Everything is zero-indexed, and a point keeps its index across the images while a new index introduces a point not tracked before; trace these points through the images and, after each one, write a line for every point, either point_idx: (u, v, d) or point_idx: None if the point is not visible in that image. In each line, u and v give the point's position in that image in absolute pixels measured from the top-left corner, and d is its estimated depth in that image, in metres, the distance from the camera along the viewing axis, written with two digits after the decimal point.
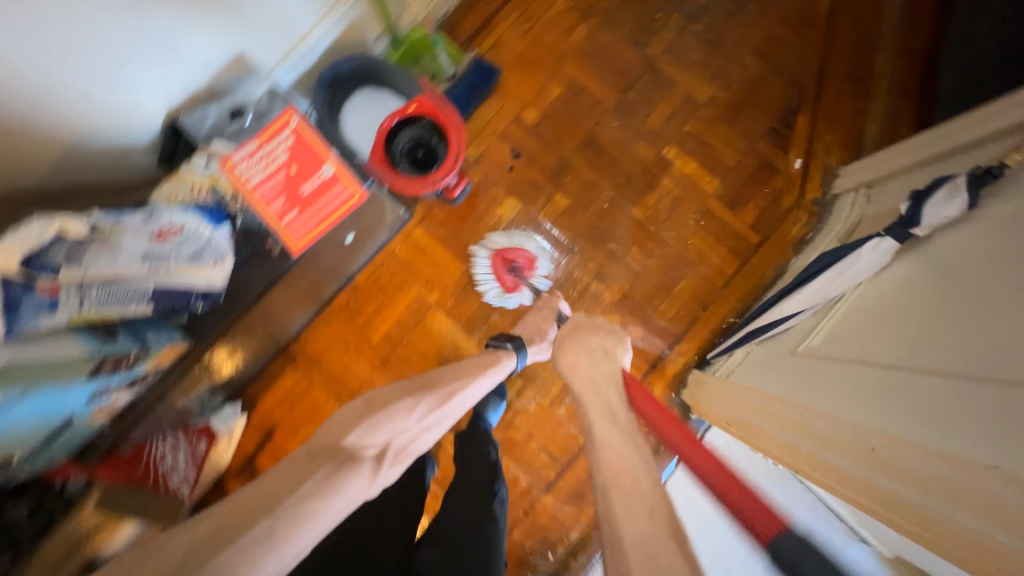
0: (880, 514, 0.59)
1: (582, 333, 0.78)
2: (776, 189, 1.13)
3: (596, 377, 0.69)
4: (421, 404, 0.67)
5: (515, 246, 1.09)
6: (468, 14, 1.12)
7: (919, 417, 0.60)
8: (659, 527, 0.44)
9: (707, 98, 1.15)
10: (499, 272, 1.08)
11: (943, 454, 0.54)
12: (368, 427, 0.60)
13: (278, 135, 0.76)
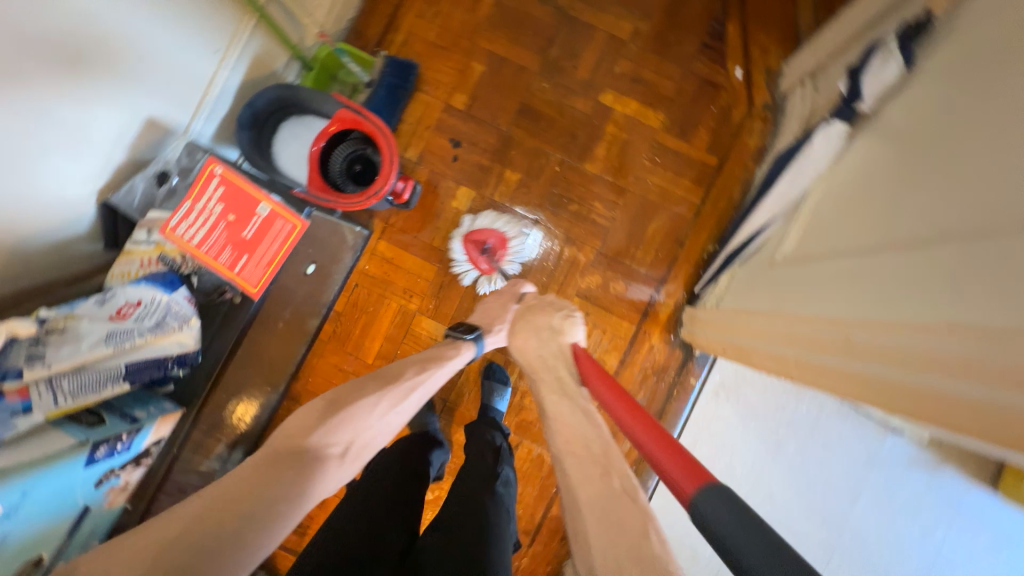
0: (865, 399, 0.57)
1: (537, 314, 0.78)
2: (723, 105, 1.10)
3: (549, 358, 0.71)
4: (387, 401, 0.66)
5: (488, 228, 1.08)
6: (370, 17, 1.10)
7: (887, 291, 0.58)
8: (609, 485, 0.47)
9: (630, 33, 1.11)
10: (473, 254, 1.08)
11: (910, 326, 0.53)
12: (333, 429, 0.59)
13: (208, 188, 0.77)
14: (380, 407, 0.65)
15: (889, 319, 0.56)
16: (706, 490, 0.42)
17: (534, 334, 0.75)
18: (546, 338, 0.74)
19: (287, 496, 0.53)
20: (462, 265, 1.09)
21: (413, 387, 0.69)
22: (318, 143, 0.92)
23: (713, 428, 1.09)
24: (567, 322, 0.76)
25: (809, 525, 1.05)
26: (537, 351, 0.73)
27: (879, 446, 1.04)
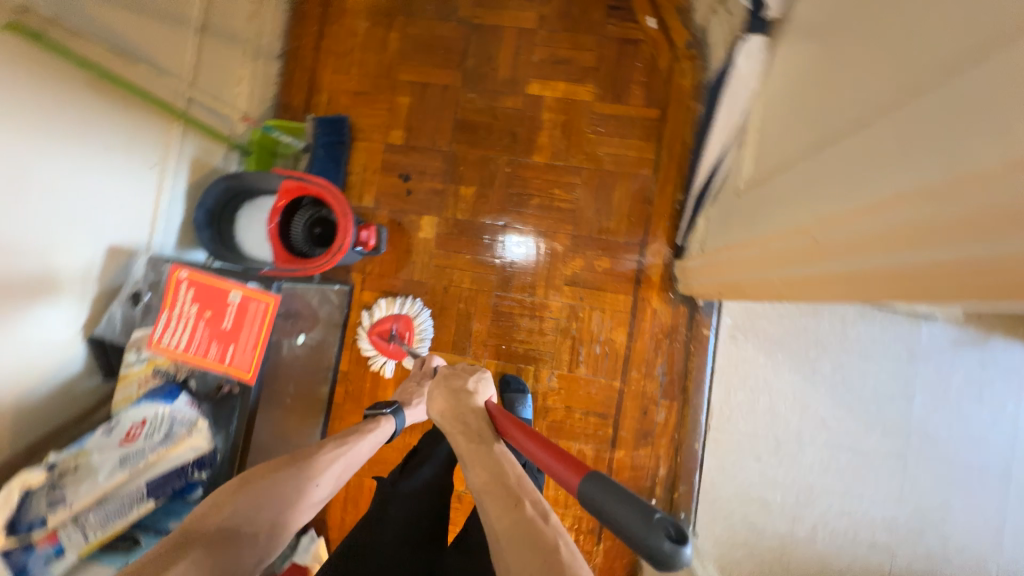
0: (855, 296, 0.53)
1: (448, 379, 0.77)
2: (647, 58, 1.09)
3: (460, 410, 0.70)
4: (303, 477, 0.68)
5: (387, 317, 1.09)
6: (291, 87, 1.13)
7: (832, 183, 0.55)
8: (523, 515, 0.54)
9: (537, 20, 1.12)
10: (381, 345, 1.09)
11: (854, 210, 0.49)
12: (242, 513, 0.62)
13: (179, 293, 0.79)
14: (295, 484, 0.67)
15: (828, 214, 0.54)
16: (587, 482, 0.50)
17: (445, 399, 0.73)
18: (454, 390, 0.74)
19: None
20: (378, 360, 1.09)
21: (332, 460, 0.72)
22: (274, 219, 0.93)
23: (742, 371, 1.05)
24: (472, 377, 0.77)
25: (874, 437, 1.02)
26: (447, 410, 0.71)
27: (917, 337, 1.01)
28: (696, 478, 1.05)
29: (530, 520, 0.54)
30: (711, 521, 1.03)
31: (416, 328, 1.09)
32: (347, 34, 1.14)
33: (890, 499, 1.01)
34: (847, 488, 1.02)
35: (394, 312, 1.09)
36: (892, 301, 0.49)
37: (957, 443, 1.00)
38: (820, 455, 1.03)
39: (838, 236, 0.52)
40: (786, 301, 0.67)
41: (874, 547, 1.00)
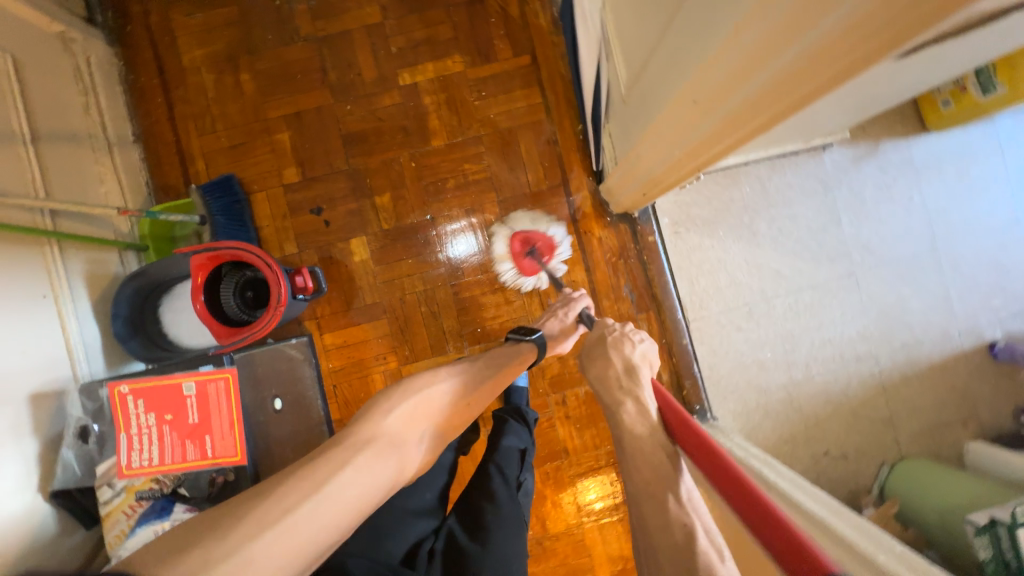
0: (754, 132, 0.56)
1: (616, 346, 0.78)
2: (498, 12, 1.10)
3: (640, 409, 0.70)
4: (450, 388, 0.76)
5: (535, 230, 1.10)
6: (162, 167, 1.06)
7: (680, 50, 0.57)
8: (697, 549, 0.54)
9: (380, 11, 1.10)
10: (520, 255, 1.09)
11: (705, 61, 0.50)
12: (402, 419, 0.67)
13: (130, 411, 0.73)
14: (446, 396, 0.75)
15: (684, 81, 0.56)
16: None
17: (613, 384, 0.75)
18: (625, 364, 0.76)
19: (355, 477, 0.56)
20: (501, 264, 1.10)
21: (478, 376, 0.80)
22: (197, 297, 0.88)
23: (696, 260, 1.11)
24: (649, 361, 0.78)
25: (824, 268, 1.12)
26: (630, 408, 0.71)
27: (824, 168, 1.11)
28: (696, 370, 1.12)
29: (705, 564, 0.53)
30: (723, 401, 1.12)
31: (557, 253, 1.10)
32: (196, 92, 1.08)
33: (857, 313, 1.12)
34: (819, 321, 1.12)
35: (546, 230, 1.10)
36: (784, 120, 0.52)
37: (889, 243, 1.12)
38: (788, 303, 1.12)
39: (700, 93, 0.55)
40: (704, 169, 0.70)
41: (858, 358, 1.13)
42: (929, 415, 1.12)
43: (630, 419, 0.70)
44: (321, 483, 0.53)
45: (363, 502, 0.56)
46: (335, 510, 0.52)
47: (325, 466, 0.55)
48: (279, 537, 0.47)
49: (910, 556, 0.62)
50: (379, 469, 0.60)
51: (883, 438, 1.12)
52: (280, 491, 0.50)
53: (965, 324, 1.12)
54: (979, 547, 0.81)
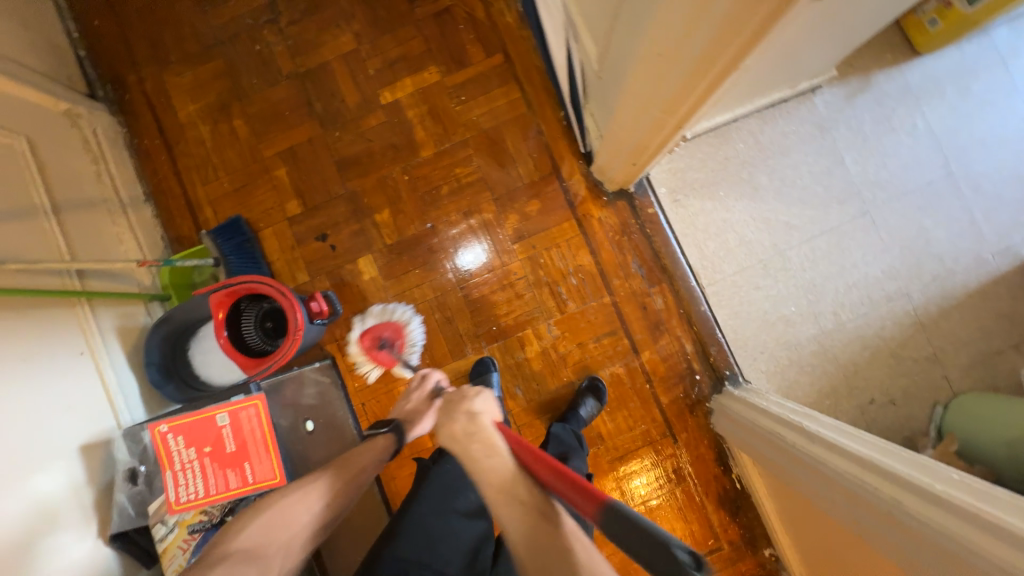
0: (722, 77, 0.55)
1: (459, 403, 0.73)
2: (465, 17, 1.13)
3: (486, 447, 0.64)
4: (310, 492, 0.73)
5: (380, 323, 1.10)
6: (174, 219, 1.12)
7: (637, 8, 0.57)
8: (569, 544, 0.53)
9: (354, 38, 1.15)
10: (372, 353, 1.10)
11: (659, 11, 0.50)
12: (254, 535, 0.67)
13: (171, 448, 0.77)
14: (310, 498, 0.73)
15: (646, 34, 0.55)
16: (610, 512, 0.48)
17: (461, 436, 0.67)
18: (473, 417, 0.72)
19: None
20: (361, 363, 1.11)
21: (340, 472, 0.77)
22: (221, 332, 0.92)
23: (701, 224, 1.10)
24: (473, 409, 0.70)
25: (836, 211, 1.08)
26: (476, 450, 0.64)
27: (816, 111, 1.09)
28: (719, 334, 1.09)
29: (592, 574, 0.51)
30: (753, 362, 1.09)
31: (408, 339, 1.10)
32: (195, 144, 1.14)
33: (880, 251, 1.08)
34: (840, 266, 1.09)
35: (389, 322, 1.10)
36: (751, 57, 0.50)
37: (900, 175, 1.08)
38: (803, 253, 1.09)
39: (662, 42, 0.54)
40: (684, 125, 0.69)
41: (889, 298, 1.08)
42: (977, 345, 1.07)
43: (477, 454, 0.63)
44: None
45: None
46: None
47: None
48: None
49: (968, 480, 0.55)
50: None
51: (931, 376, 1.07)
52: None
53: (999, 245, 1.07)
54: None
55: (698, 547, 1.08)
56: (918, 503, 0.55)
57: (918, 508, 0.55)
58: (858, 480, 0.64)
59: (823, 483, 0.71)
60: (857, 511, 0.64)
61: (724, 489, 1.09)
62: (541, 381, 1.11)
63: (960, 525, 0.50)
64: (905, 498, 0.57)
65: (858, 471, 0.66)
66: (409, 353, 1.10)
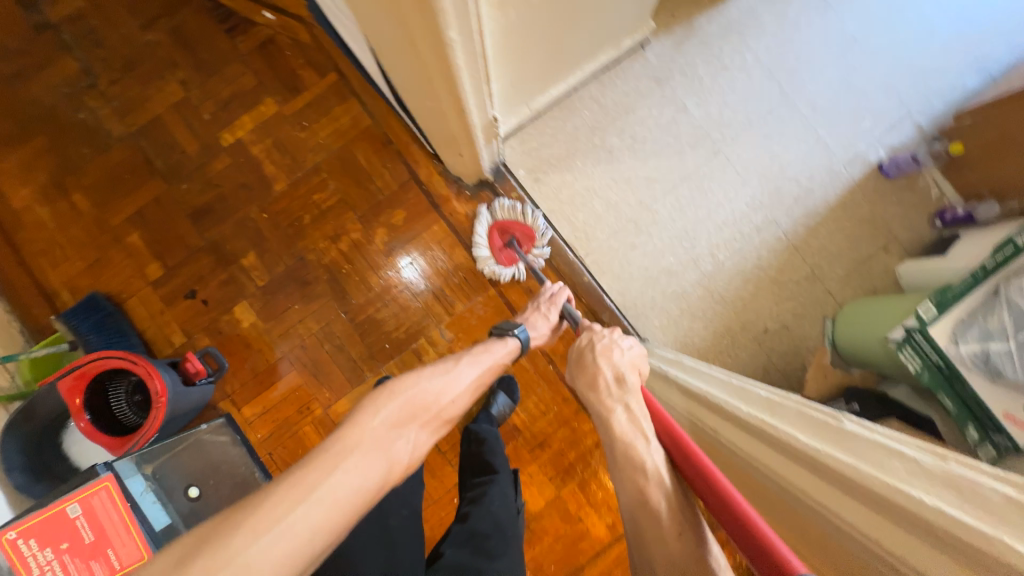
0: (452, 63, 0.55)
1: (605, 354, 0.67)
2: (290, 43, 1.11)
3: (633, 421, 0.58)
4: (444, 376, 0.65)
5: (516, 221, 1.08)
6: (29, 310, 1.06)
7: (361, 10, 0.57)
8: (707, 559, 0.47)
9: (182, 86, 1.11)
10: (497, 242, 1.08)
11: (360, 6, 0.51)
12: (391, 417, 0.56)
13: (23, 555, 0.71)
14: (448, 389, 0.65)
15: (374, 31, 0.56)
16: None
17: (603, 391, 0.62)
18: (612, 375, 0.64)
19: (334, 487, 0.47)
20: (479, 249, 1.07)
21: (475, 368, 0.69)
22: (81, 418, 0.87)
23: (566, 197, 1.10)
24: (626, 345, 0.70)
25: (690, 157, 1.10)
26: (624, 419, 0.58)
27: (649, 65, 1.11)
28: (609, 301, 1.09)
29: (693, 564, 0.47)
30: (647, 320, 1.09)
31: (535, 243, 1.08)
32: (37, 228, 1.08)
33: (740, 186, 1.11)
34: (706, 208, 1.10)
35: (526, 219, 1.08)
36: (456, 37, 0.51)
37: (741, 110, 1.11)
38: (669, 204, 1.10)
39: (382, 33, 0.54)
40: (469, 110, 0.69)
41: (759, 228, 1.10)
42: (849, 255, 1.10)
43: (622, 426, 0.57)
44: (309, 487, 0.46)
45: (355, 500, 0.48)
46: (326, 515, 0.45)
47: (317, 466, 0.48)
48: (273, 539, 0.42)
49: (774, 399, 0.63)
50: (367, 475, 0.50)
51: (815, 294, 1.10)
52: (265, 502, 0.44)
53: (847, 155, 1.11)
54: (907, 361, 0.77)
55: None
56: (809, 480, 0.50)
57: (758, 453, 0.56)
58: (726, 436, 0.61)
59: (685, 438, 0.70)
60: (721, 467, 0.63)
61: None
62: None
63: (801, 475, 0.51)
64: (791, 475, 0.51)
65: (714, 419, 0.64)
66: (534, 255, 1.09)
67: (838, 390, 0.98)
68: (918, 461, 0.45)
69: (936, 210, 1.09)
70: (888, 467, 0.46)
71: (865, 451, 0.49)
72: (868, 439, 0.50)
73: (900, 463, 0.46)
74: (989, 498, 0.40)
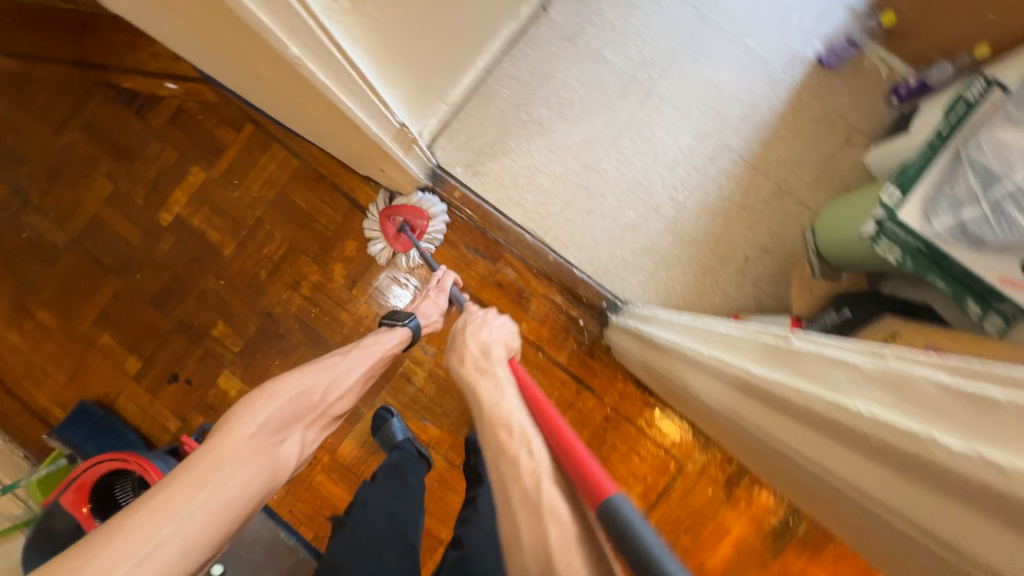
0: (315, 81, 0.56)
1: (472, 334, 0.68)
2: (199, 107, 1.10)
3: (496, 386, 0.56)
4: (325, 374, 0.67)
5: (405, 207, 1.03)
6: (27, 434, 1.08)
7: (225, 61, 0.58)
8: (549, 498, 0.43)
9: (109, 179, 1.10)
10: (389, 231, 1.05)
11: (214, 45, 0.53)
12: (266, 422, 0.58)
13: None
14: (333, 386, 0.67)
15: (241, 69, 0.57)
16: (601, 511, 0.36)
17: (470, 364, 0.62)
18: (480, 350, 0.64)
19: (205, 501, 0.49)
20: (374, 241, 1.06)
21: (360, 363, 0.71)
22: (91, 525, 0.88)
23: (509, 182, 1.07)
24: (500, 324, 0.72)
25: (623, 106, 1.06)
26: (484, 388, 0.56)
27: (556, 26, 1.07)
28: (580, 273, 1.06)
29: (529, 484, 0.41)
30: (624, 281, 1.06)
31: (429, 227, 1.04)
32: (12, 353, 1.09)
33: (681, 122, 1.06)
34: (652, 153, 1.06)
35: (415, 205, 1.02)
36: (306, 55, 0.52)
37: (662, 44, 1.06)
38: (614, 159, 1.06)
39: (245, 67, 0.56)
40: (363, 125, 0.70)
41: (713, 158, 1.06)
42: (812, 159, 1.05)
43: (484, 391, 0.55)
44: (174, 508, 0.47)
45: (240, 508, 0.52)
46: (197, 531, 0.47)
47: (185, 484, 0.49)
48: (141, 563, 0.44)
49: (724, 330, 0.65)
50: (241, 484, 0.52)
51: (788, 209, 1.05)
52: (132, 525, 0.45)
53: (783, 59, 1.05)
54: (887, 253, 0.71)
55: (666, 474, 1.06)
56: (764, 415, 0.54)
57: (721, 396, 0.60)
58: (696, 386, 0.66)
59: (693, 406, 0.74)
60: (718, 420, 0.67)
61: (659, 410, 1.07)
62: (443, 403, 1.06)
63: (754, 408, 0.55)
64: (749, 411, 0.56)
65: (685, 368, 0.67)
66: (427, 240, 1.05)
67: (833, 300, 0.94)
68: (861, 368, 0.44)
69: (890, 89, 1.03)
70: (828, 380, 0.46)
71: (813, 369, 0.49)
72: (815, 354, 0.49)
73: (843, 373, 0.46)
74: (927, 393, 0.39)
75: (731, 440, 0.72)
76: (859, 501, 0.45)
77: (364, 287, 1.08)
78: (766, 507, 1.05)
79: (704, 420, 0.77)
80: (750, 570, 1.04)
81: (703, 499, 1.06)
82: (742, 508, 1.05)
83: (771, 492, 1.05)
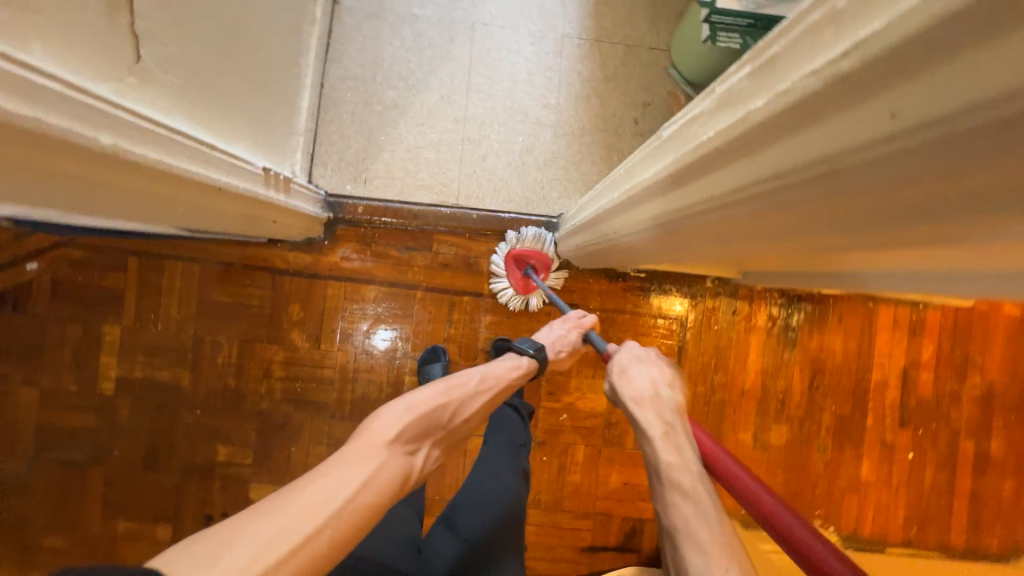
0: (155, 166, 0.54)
1: (638, 366, 0.65)
2: (72, 269, 1.04)
3: (670, 438, 0.56)
4: (459, 389, 0.68)
5: (530, 249, 1.05)
6: None
7: (50, 193, 0.54)
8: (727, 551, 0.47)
9: (29, 385, 1.04)
10: (514, 273, 1.06)
11: (31, 184, 0.49)
12: (406, 432, 0.58)
13: None
14: (459, 407, 0.67)
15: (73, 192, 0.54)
16: None
17: (646, 404, 0.60)
18: (650, 389, 0.61)
19: (351, 490, 0.49)
20: (497, 281, 1.07)
21: (485, 385, 0.72)
22: None
23: (399, 171, 1.07)
24: (660, 359, 0.68)
25: (457, 49, 1.07)
26: (665, 447, 0.55)
27: (357, 11, 1.05)
28: (508, 214, 1.08)
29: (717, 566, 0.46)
30: (547, 199, 1.09)
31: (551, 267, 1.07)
32: None
33: (514, 35, 1.08)
34: (506, 75, 1.08)
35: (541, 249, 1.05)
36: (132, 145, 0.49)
37: None
38: (477, 100, 1.08)
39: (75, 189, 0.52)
40: (224, 186, 0.68)
41: (558, 52, 1.09)
42: (639, 6, 1.09)
43: (663, 447, 0.55)
44: (329, 498, 0.47)
45: (368, 516, 0.49)
46: (341, 528, 0.46)
47: (335, 476, 0.49)
48: (291, 554, 0.42)
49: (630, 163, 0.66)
50: (382, 482, 0.52)
51: (644, 59, 1.10)
52: (290, 508, 0.44)
53: None
54: (729, 42, 0.77)
55: (674, 335, 1.13)
56: (666, 205, 0.54)
57: (645, 216, 0.61)
58: (631, 225, 0.67)
59: (650, 251, 0.75)
60: (666, 246, 0.69)
61: (639, 289, 1.12)
62: None
63: (660, 204, 0.56)
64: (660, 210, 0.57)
65: (619, 214, 0.69)
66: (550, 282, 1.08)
67: None
68: (705, 110, 0.44)
69: None
70: (689, 137, 0.46)
71: (680, 137, 0.49)
72: (681, 124, 0.49)
73: (696, 123, 0.45)
74: (741, 86, 0.37)
75: (694, 258, 0.74)
76: (773, 229, 0.45)
77: (331, 338, 1.08)
78: (766, 313, 1.14)
79: (671, 257, 0.79)
80: (780, 371, 1.14)
81: (714, 337, 1.13)
82: (748, 325, 1.14)
83: (762, 300, 1.14)
